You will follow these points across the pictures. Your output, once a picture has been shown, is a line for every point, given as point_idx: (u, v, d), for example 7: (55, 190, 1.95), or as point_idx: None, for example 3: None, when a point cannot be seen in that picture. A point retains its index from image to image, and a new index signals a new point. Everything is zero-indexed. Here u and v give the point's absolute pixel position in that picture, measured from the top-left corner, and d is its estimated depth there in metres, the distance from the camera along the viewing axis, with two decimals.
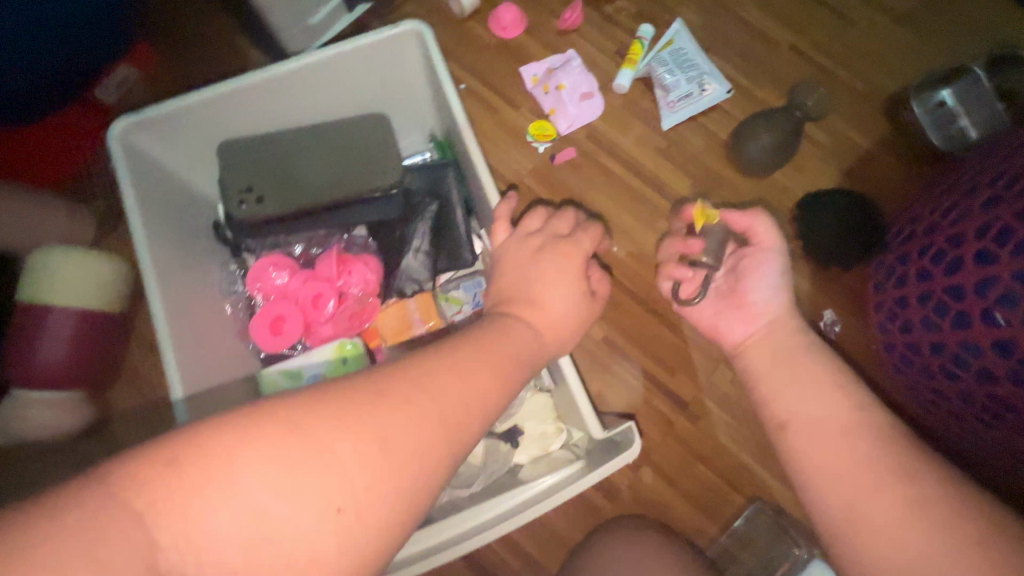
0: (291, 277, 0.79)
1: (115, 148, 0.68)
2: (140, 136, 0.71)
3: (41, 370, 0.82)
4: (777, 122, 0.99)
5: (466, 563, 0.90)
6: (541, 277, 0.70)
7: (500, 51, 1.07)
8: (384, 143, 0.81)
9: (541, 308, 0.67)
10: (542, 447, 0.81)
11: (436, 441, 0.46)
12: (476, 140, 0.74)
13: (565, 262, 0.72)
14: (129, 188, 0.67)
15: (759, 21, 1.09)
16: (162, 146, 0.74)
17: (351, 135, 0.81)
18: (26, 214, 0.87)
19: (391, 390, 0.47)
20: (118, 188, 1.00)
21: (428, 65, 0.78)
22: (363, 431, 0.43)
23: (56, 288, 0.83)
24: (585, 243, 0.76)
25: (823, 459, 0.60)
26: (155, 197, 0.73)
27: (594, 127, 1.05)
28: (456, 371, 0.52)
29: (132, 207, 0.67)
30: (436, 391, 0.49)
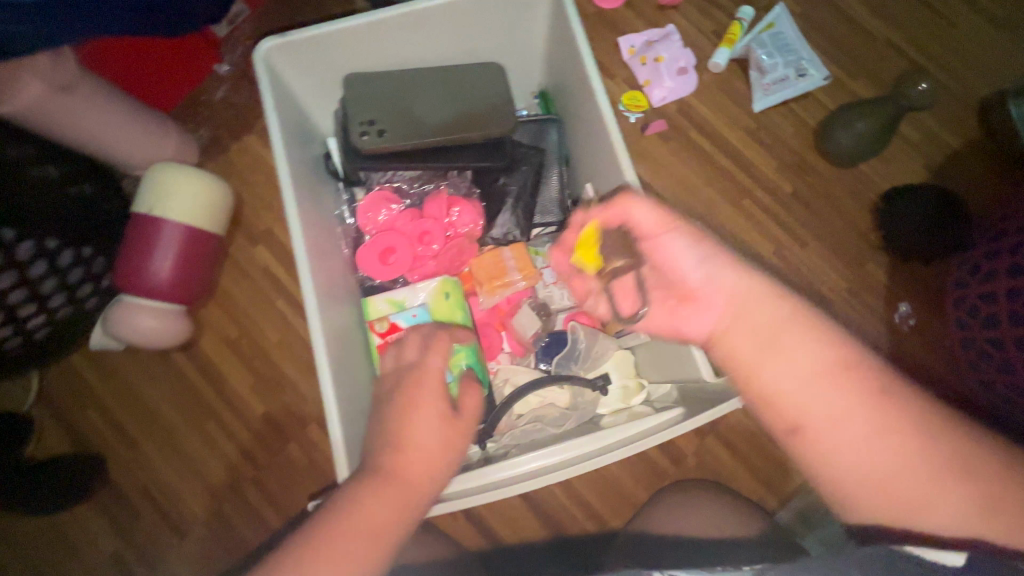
0: (400, 213, 0.86)
1: (260, 65, 0.73)
2: (279, 60, 0.76)
3: (151, 280, 0.86)
4: (877, 110, 0.96)
5: (533, 512, 0.93)
6: (401, 418, 0.52)
7: (599, 20, 1.09)
8: (500, 87, 0.83)
9: (408, 454, 0.50)
10: (623, 400, 0.84)
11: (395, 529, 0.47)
12: (596, 89, 0.76)
13: (428, 398, 0.54)
14: (271, 103, 0.72)
15: (856, 15, 1.10)
16: (298, 71, 0.79)
17: (471, 81, 0.84)
18: (145, 132, 0.89)
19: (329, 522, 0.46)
20: (222, 119, 1.04)
21: (551, 19, 0.82)
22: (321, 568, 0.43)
23: (170, 203, 0.86)
24: (433, 361, 0.57)
25: (847, 443, 0.47)
26: (288, 117, 0.77)
27: (686, 104, 1.06)
28: (383, 488, 0.48)
29: (273, 122, 0.72)
30: (371, 508, 0.47)
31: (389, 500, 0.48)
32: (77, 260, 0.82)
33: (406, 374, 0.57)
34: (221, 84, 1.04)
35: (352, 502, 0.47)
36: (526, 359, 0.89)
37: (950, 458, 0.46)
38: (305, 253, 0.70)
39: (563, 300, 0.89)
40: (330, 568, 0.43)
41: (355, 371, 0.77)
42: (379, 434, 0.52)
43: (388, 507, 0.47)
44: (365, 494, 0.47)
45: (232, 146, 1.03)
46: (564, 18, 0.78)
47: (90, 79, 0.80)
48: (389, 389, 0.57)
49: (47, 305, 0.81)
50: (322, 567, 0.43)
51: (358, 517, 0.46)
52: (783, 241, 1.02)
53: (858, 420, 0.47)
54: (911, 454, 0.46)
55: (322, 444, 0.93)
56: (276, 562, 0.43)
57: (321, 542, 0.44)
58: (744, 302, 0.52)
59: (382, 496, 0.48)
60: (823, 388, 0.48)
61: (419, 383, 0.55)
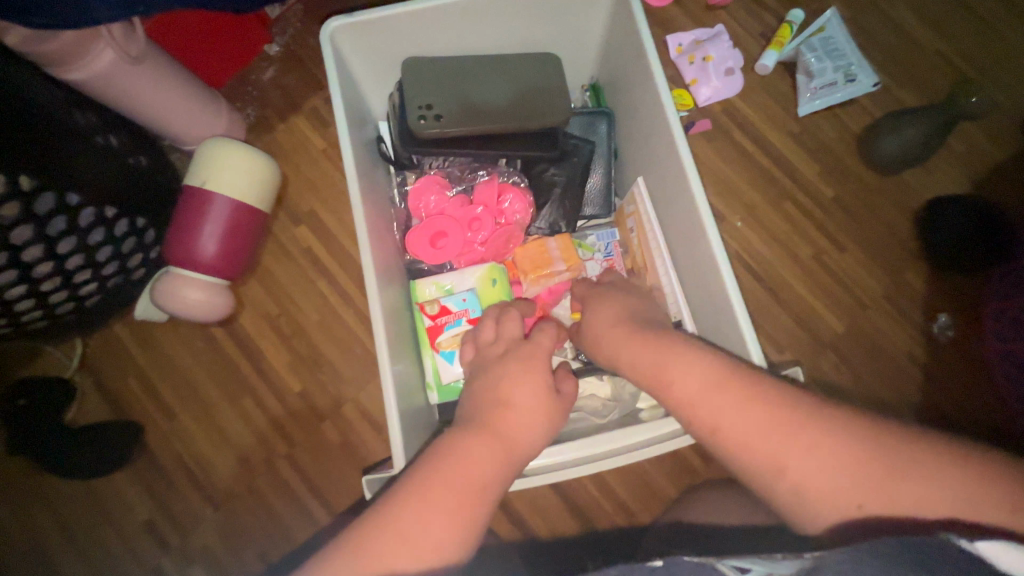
0: (450, 199, 0.87)
1: (326, 44, 0.74)
2: (343, 40, 0.77)
3: (200, 254, 0.87)
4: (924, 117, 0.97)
5: (564, 502, 0.93)
6: (506, 379, 0.53)
7: (647, 18, 1.09)
8: (556, 77, 0.84)
9: (509, 411, 0.50)
10: None
11: (496, 471, 0.47)
12: (656, 83, 0.76)
13: (530, 363, 0.55)
14: (335, 83, 0.73)
15: (905, 23, 1.09)
16: (358, 52, 0.80)
17: (526, 70, 0.84)
18: (200, 106, 0.90)
19: (434, 462, 0.46)
20: (270, 98, 1.04)
21: (611, 12, 0.82)
22: (430, 498, 0.43)
23: (221, 180, 0.87)
24: (544, 341, 0.58)
25: (753, 448, 0.46)
26: (348, 97, 0.78)
27: (731, 104, 1.06)
28: (481, 430, 0.49)
29: (338, 101, 0.73)
30: (469, 447, 0.47)
31: (494, 451, 0.47)
32: (132, 229, 0.83)
33: (509, 347, 0.58)
34: (270, 64, 1.05)
35: (450, 448, 0.47)
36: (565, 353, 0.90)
37: (856, 438, 0.44)
38: (364, 233, 0.70)
39: None
40: (443, 508, 0.43)
41: (404, 351, 0.78)
42: (482, 391, 0.53)
43: (495, 457, 0.47)
44: (470, 444, 0.47)
45: (279, 126, 1.03)
46: (626, 11, 0.78)
47: (154, 50, 0.81)
48: (492, 356, 0.58)
49: (100, 273, 0.82)
50: (437, 507, 0.43)
51: (456, 454, 0.46)
52: (822, 246, 1.02)
53: (747, 423, 0.47)
54: (847, 448, 0.44)
55: (357, 425, 0.93)
56: (392, 495, 0.44)
57: (438, 481, 0.44)
58: (653, 358, 0.53)
59: (488, 446, 0.47)
60: (716, 395, 0.49)
61: (524, 349, 0.56)
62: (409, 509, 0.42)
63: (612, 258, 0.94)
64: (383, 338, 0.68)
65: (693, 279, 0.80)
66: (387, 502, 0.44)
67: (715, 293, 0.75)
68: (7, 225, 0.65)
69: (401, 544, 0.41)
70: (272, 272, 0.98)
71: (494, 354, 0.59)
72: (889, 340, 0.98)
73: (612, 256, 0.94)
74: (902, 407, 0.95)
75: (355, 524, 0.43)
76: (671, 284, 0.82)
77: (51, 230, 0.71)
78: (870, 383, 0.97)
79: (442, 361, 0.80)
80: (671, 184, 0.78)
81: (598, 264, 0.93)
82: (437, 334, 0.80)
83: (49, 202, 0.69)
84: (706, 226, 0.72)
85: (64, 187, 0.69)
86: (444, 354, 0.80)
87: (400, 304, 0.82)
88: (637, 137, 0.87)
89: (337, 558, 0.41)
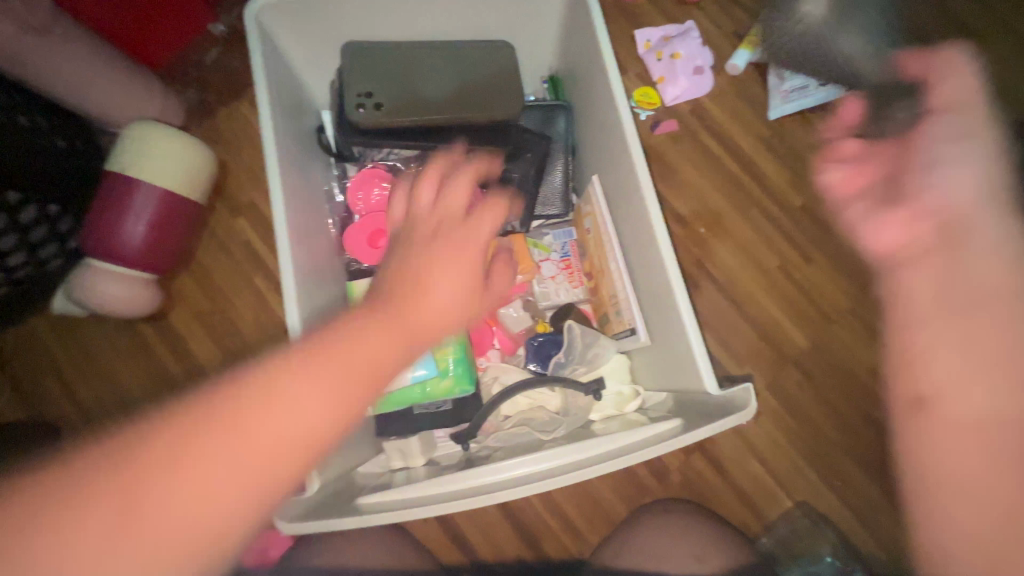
0: (392, 192, 0.80)
1: (251, 23, 0.68)
2: (272, 18, 0.71)
3: (121, 246, 0.81)
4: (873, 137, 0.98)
5: (508, 518, 0.88)
6: (425, 269, 0.45)
7: (617, 12, 1.04)
8: (508, 66, 0.79)
9: (419, 299, 0.43)
10: (617, 407, 0.80)
11: (339, 419, 0.36)
12: (610, 76, 0.71)
13: (459, 252, 0.47)
14: (260, 65, 0.67)
15: (884, 28, 1.06)
16: (292, 33, 0.74)
17: (477, 59, 0.78)
18: (130, 88, 0.84)
19: (256, 391, 0.34)
20: (214, 82, 0.98)
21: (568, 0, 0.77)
22: (228, 435, 0.32)
23: (146, 167, 0.80)
24: (483, 226, 0.50)
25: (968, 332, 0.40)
26: (277, 82, 0.72)
27: (701, 105, 1.02)
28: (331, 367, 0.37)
29: (261, 85, 0.66)
30: (318, 371, 0.36)
31: (307, 411, 0.35)
32: (43, 217, 0.77)
33: (441, 224, 0.49)
34: (215, 46, 1.00)
35: (288, 362, 0.36)
36: (517, 358, 0.87)
37: None
38: (287, 230, 0.64)
39: (557, 298, 0.87)
40: (232, 464, 0.32)
41: None
42: (393, 272, 0.46)
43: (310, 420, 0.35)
44: (298, 376, 0.35)
45: (221, 111, 0.97)
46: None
47: (69, 25, 0.75)
48: (419, 235, 0.48)
49: (8, 263, 0.76)
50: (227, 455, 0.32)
51: (287, 397, 0.34)
52: (789, 255, 0.98)
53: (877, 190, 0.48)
54: None
55: None
56: (128, 442, 0.31)
57: (225, 431, 0.33)
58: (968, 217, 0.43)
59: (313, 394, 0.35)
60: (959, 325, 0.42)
61: (457, 234, 0.48)
62: (191, 446, 0.32)
63: (569, 259, 0.89)
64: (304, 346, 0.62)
65: (647, 288, 0.76)
66: (148, 429, 0.32)
67: (666, 304, 0.70)
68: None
69: (161, 493, 0.31)
70: (208, 267, 0.93)
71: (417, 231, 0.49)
72: (856, 357, 0.95)
73: (569, 257, 0.89)
74: (861, 424, 0.93)
75: (100, 464, 0.31)
76: (625, 291, 0.78)
77: None
78: (832, 400, 0.93)
79: None
80: (625, 188, 0.74)
81: (553, 266, 0.88)
82: None
83: None
84: (657, 233, 0.67)
85: None
86: None
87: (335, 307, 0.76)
88: (595, 136, 0.83)
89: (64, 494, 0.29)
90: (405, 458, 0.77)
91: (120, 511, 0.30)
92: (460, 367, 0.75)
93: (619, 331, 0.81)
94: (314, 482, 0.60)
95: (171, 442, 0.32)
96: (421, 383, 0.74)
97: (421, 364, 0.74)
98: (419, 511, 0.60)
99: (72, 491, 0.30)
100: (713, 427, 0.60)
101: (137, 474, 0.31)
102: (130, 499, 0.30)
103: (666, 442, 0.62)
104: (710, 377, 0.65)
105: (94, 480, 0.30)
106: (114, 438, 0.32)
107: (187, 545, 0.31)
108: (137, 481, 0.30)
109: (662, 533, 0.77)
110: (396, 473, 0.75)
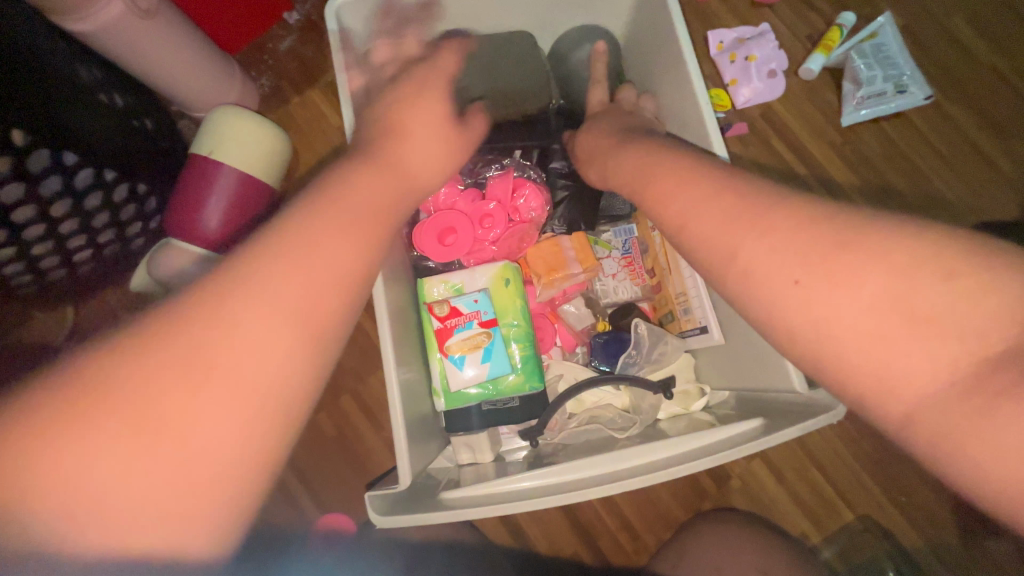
0: (460, 192, 0.78)
1: (329, 20, 0.69)
2: (351, 14, 0.70)
3: (205, 229, 0.83)
4: (928, 156, 1.00)
5: (566, 514, 0.89)
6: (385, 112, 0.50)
7: (688, 12, 1.03)
8: (536, 66, 0.80)
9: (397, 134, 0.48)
10: (684, 405, 0.78)
11: (354, 250, 0.40)
12: (689, 66, 0.67)
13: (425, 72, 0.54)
14: (340, 59, 0.67)
15: (962, 36, 1.03)
16: (364, 31, 0.74)
17: (512, 54, 0.79)
18: (211, 72, 0.86)
19: (274, 252, 0.37)
20: (289, 68, 1.00)
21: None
22: (251, 310, 0.35)
23: (229, 147, 0.82)
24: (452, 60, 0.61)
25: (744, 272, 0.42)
26: (355, 76, 0.72)
27: (770, 108, 1.01)
28: (324, 218, 0.39)
29: (342, 78, 0.66)
30: (330, 221, 0.39)
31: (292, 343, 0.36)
32: (131, 196, 0.79)
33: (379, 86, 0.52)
34: (288, 34, 1.01)
35: (296, 218, 0.39)
36: (577, 357, 0.86)
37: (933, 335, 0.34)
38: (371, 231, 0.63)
39: (618, 295, 0.86)
40: (240, 380, 0.34)
41: (409, 356, 0.71)
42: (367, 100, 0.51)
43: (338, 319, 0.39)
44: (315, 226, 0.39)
45: (293, 98, 0.99)
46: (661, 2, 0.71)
47: (168, 8, 0.76)
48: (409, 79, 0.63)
49: (98, 239, 0.78)
50: (222, 373, 0.34)
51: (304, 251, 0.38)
52: None
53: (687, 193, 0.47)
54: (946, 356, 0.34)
55: (354, 419, 0.90)
56: (109, 376, 0.32)
57: (216, 356, 0.34)
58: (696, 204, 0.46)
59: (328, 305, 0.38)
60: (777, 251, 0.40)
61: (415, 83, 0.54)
62: (229, 309, 0.35)
63: (631, 255, 0.86)
64: (388, 341, 0.63)
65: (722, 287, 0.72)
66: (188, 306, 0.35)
67: None
68: (9, 204, 0.64)
69: (166, 415, 0.32)
70: None
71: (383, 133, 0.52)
72: None
73: (631, 253, 0.86)
74: None
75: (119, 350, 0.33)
76: (697, 289, 0.74)
77: (44, 191, 0.66)
78: None
79: (450, 366, 0.73)
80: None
81: (615, 263, 0.86)
82: (445, 338, 0.73)
83: (43, 159, 0.65)
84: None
85: (55, 140, 0.64)
86: (453, 359, 0.72)
87: (406, 306, 0.74)
88: None
89: (108, 374, 0.32)
90: (474, 453, 0.76)
91: (132, 448, 0.31)
92: (528, 360, 0.75)
93: (686, 329, 0.78)
94: (404, 479, 0.60)
95: (161, 380, 0.32)
96: (494, 379, 0.73)
97: (495, 361, 0.73)
98: (506, 508, 0.57)
99: (73, 437, 0.31)
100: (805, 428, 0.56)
101: (136, 423, 0.32)
102: (156, 377, 0.32)
103: (757, 440, 0.57)
104: (797, 377, 0.60)
105: (120, 411, 0.32)
106: (133, 360, 0.33)
107: (185, 473, 0.32)
108: (142, 416, 0.32)
109: (726, 539, 0.76)
110: (465, 468, 0.75)
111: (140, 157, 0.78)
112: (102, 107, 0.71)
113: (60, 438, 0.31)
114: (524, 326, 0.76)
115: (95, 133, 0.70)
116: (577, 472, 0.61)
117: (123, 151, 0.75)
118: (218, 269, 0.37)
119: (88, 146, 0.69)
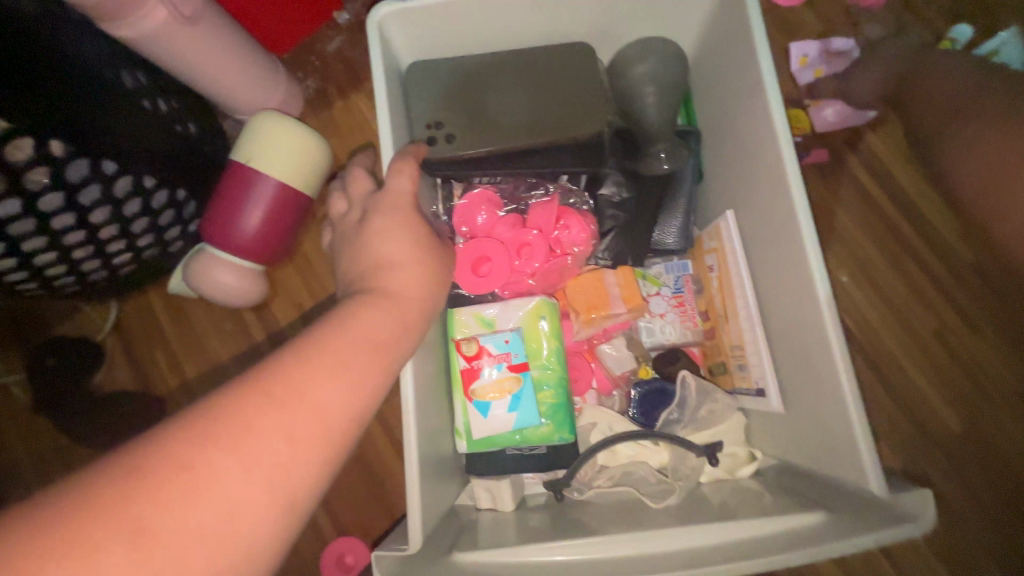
0: (499, 218, 0.73)
1: (372, 29, 0.64)
2: (394, 25, 0.66)
3: (242, 234, 0.81)
4: None
5: None
6: (380, 242, 0.53)
7: (770, 22, 0.93)
8: (590, 75, 0.70)
9: (399, 270, 0.51)
10: (729, 469, 0.70)
11: (367, 369, 0.43)
12: (772, 88, 0.58)
13: (399, 207, 0.55)
14: (380, 71, 0.62)
15: None
16: (406, 39, 0.69)
17: (563, 65, 0.71)
18: (252, 74, 0.83)
19: (286, 373, 0.39)
20: (337, 71, 0.97)
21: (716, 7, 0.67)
22: (258, 427, 0.36)
23: (267, 154, 0.79)
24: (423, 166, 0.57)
25: None
26: (395, 87, 0.67)
27: (855, 132, 0.90)
28: (342, 341, 0.43)
29: (382, 93, 0.62)
30: (350, 343, 0.43)
31: (295, 458, 0.37)
32: (171, 202, 0.79)
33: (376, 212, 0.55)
34: (337, 33, 0.97)
35: (313, 338, 0.43)
36: (612, 401, 0.79)
37: None
38: None
39: (664, 337, 0.78)
40: (244, 475, 0.35)
41: (433, 396, 0.66)
42: (364, 246, 0.53)
43: (348, 403, 0.41)
44: (331, 348, 0.42)
45: (338, 102, 0.96)
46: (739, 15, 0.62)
47: (212, 12, 0.75)
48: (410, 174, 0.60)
49: (136, 244, 0.78)
50: (225, 464, 0.34)
51: (318, 372, 0.40)
52: (946, 320, 0.85)
53: None
54: None
55: (378, 441, 0.87)
56: (99, 493, 0.31)
57: (218, 449, 0.35)
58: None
59: (335, 393, 0.40)
60: None
61: (401, 210, 0.54)
62: (238, 418, 0.36)
63: (682, 294, 0.78)
64: (411, 389, 0.58)
65: (789, 350, 0.63)
66: (193, 421, 0.35)
67: (818, 372, 0.57)
68: (49, 212, 0.64)
69: (167, 523, 0.32)
70: (315, 262, 0.94)
71: (402, 204, 0.55)
72: (1011, 445, 0.83)
73: (682, 292, 0.78)
74: (1014, 528, 0.81)
75: (114, 463, 0.33)
76: (757, 345, 0.66)
77: (81, 199, 0.66)
78: (978, 488, 0.82)
79: (474, 411, 0.68)
80: (775, 221, 0.61)
81: (664, 302, 0.78)
82: (472, 379, 0.68)
83: (82, 168, 0.65)
84: (818, 281, 0.55)
85: (94, 150, 0.64)
86: (478, 404, 0.68)
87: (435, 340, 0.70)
88: (728, 167, 0.71)
89: (101, 487, 0.32)
90: (493, 499, 0.71)
91: (122, 558, 0.30)
92: (558, 410, 0.69)
93: (740, 387, 0.71)
94: (413, 540, 0.56)
95: (165, 477, 0.33)
96: (521, 429, 0.68)
97: (523, 412, 0.68)
98: None
99: (58, 562, 0.29)
100: (886, 535, 0.47)
101: (136, 530, 0.31)
102: (146, 492, 0.32)
103: (824, 544, 0.49)
104: (876, 475, 0.52)
105: (110, 518, 0.31)
106: (124, 473, 0.32)
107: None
108: (138, 530, 0.31)
109: None
110: (484, 513, 0.71)
111: (181, 164, 0.77)
112: (147, 117, 0.70)
113: (40, 568, 0.29)
114: (558, 371, 0.70)
115: (136, 141, 0.68)
116: (606, 551, 0.55)
117: (161, 158, 0.73)
118: (229, 389, 0.38)
119: (124, 155, 0.67)
